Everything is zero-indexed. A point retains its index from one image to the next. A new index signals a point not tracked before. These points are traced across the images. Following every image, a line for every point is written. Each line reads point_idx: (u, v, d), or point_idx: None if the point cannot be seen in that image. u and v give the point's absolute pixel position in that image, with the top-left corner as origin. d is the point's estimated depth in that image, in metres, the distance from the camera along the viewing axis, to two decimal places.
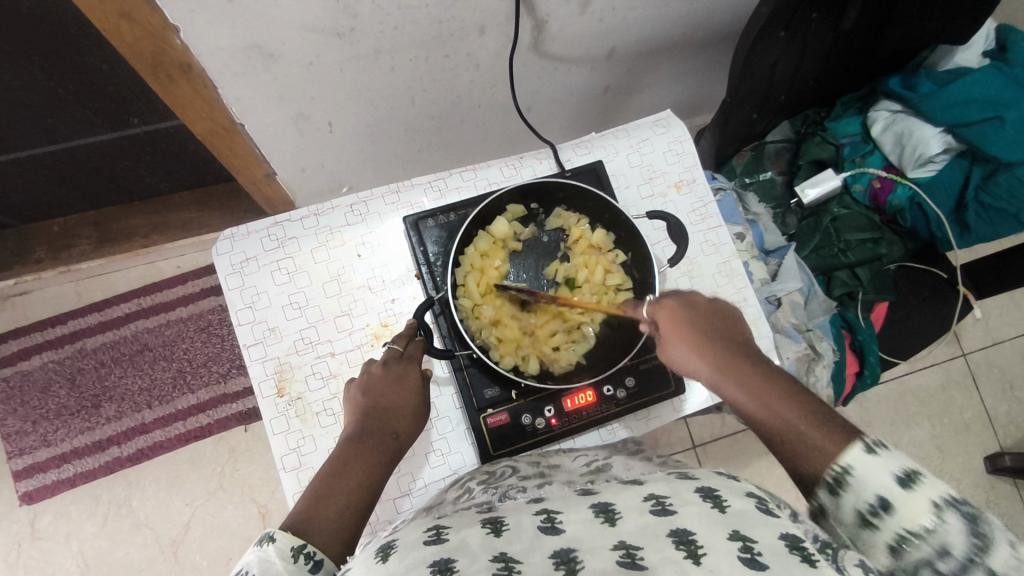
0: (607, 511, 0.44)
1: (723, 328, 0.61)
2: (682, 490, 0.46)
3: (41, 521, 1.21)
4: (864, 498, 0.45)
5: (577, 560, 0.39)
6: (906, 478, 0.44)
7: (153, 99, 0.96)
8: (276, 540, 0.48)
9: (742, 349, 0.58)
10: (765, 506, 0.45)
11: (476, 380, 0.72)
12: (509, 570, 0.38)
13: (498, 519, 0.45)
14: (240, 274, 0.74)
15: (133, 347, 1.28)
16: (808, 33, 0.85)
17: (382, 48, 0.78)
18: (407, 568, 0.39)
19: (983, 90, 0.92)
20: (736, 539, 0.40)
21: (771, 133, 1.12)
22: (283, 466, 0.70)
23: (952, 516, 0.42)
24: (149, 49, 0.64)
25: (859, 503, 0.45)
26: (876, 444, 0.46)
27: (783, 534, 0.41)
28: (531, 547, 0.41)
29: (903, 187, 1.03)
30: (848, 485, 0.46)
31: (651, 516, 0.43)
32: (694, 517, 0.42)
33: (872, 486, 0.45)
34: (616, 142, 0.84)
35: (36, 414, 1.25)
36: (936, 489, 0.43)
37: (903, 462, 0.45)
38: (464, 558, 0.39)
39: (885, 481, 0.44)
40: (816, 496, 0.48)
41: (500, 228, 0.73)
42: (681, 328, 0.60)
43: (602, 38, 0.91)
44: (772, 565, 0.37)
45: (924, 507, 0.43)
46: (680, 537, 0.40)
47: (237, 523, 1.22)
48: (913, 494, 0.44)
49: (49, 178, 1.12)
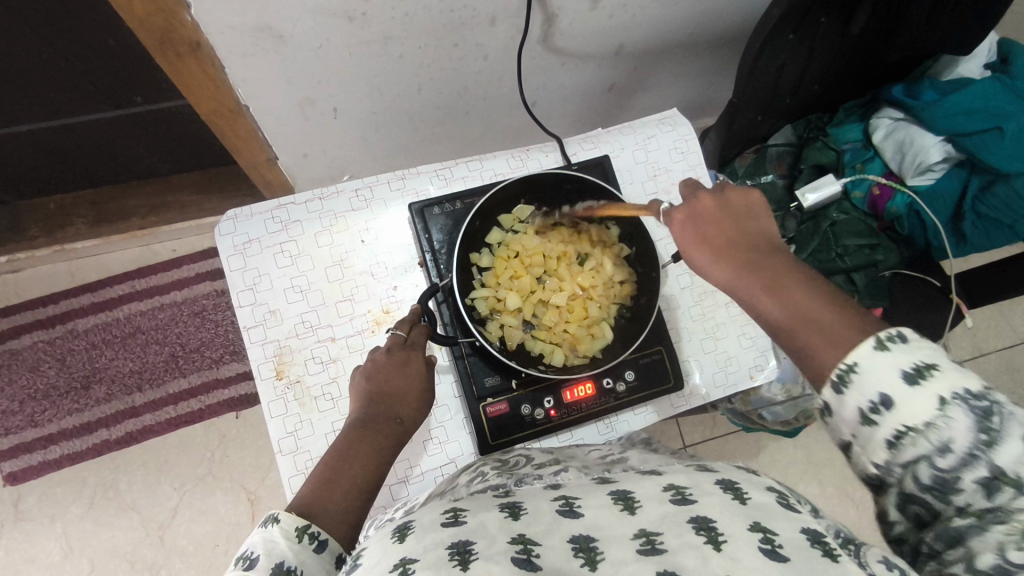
0: (626, 498, 0.44)
1: (741, 227, 0.54)
2: (702, 481, 0.47)
3: (26, 502, 1.19)
4: (866, 395, 0.42)
5: (597, 550, 0.39)
6: (915, 373, 0.40)
7: (158, 78, 0.96)
8: (280, 521, 0.48)
9: (773, 250, 0.52)
10: (786, 501, 0.45)
11: (477, 369, 0.72)
12: (526, 556, 0.38)
13: (515, 504, 0.45)
14: (242, 255, 0.74)
15: (125, 329, 1.27)
16: (817, 37, 0.86)
17: (392, 35, 0.77)
18: (422, 551, 0.38)
19: (984, 101, 0.94)
20: (757, 530, 0.40)
21: (774, 137, 1.14)
22: (281, 449, 0.70)
23: (957, 409, 0.39)
24: (159, 26, 0.63)
25: (861, 401, 0.42)
26: (891, 337, 0.42)
27: (805, 528, 0.42)
28: (547, 530, 0.41)
29: (902, 195, 1.04)
30: (853, 382, 0.42)
31: (671, 506, 0.43)
32: (715, 507, 0.43)
33: (875, 382, 0.41)
34: (622, 138, 0.84)
35: (24, 394, 1.23)
36: (947, 383, 0.40)
37: (914, 356, 0.41)
38: (483, 541, 0.39)
39: (890, 376, 0.41)
40: (820, 394, 0.45)
41: (496, 237, 0.74)
42: (712, 224, 0.54)
43: (610, 35, 0.92)
44: (793, 558, 0.38)
45: (928, 402, 0.40)
46: (700, 523, 0.41)
47: (225, 510, 1.21)
48: (919, 390, 0.40)
49: (48, 154, 1.10)
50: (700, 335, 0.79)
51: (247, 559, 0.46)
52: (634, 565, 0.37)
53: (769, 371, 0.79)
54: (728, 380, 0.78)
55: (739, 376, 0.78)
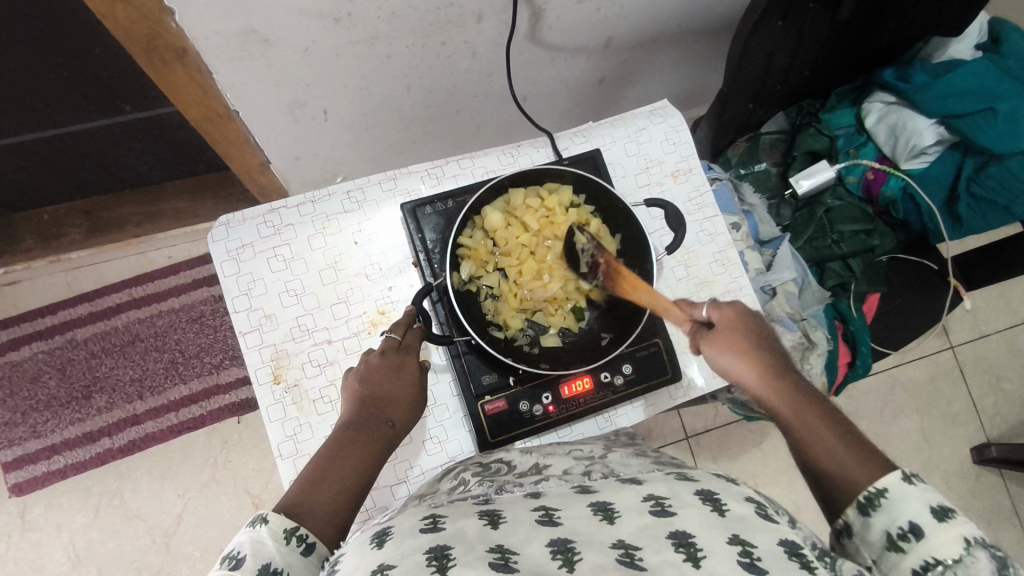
0: (606, 509, 0.44)
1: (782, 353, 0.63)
2: (682, 492, 0.47)
3: (32, 512, 1.20)
4: (895, 522, 0.48)
5: (575, 551, 0.39)
6: (940, 510, 0.47)
7: (147, 85, 0.95)
8: (269, 522, 0.49)
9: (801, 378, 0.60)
10: (765, 511, 0.45)
11: (473, 367, 0.71)
12: (504, 562, 0.38)
13: (495, 512, 0.45)
14: (236, 260, 0.74)
15: (124, 338, 1.27)
16: (805, 24, 0.85)
17: (379, 35, 0.77)
18: (400, 557, 0.39)
19: (975, 82, 0.93)
20: (736, 543, 0.40)
21: (766, 125, 1.13)
22: (281, 454, 0.70)
23: (981, 552, 0.45)
24: (144, 32, 0.63)
25: (890, 526, 0.49)
26: (915, 477, 0.50)
27: (783, 540, 0.42)
28: (524, 539, 0.41)
29: (896, 179, 1.04)
30: (880, 506, 0.50)
31: (650, 517, 0.43)
32: (694, 520, 0.43)
33: (905, 512, 0.48)
34: (613, 131, 0.84)
35: (26, 405, 1.24)
36: (969, 526, 0.46)
37: (937, 496, 0.48)
38: (460, 547, 0.40)
39: (920, 508, 0.48)
40: (844, 518, 0.52)
41: (495, 221, 0.71)
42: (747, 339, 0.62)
43: (599, 28, 0.91)
44: (771, 570, 0.38)
45: (954, 540, 0.46)
46: (680, 539, 0.40)
47: (229, 515, 1.22)
48: (944, 525, 0.47)
49: (40, 165, 1.10)
50: None
51: (232, 559, 0.46)
52: (613, 572, 0.37)
53: None
54: None
55: None
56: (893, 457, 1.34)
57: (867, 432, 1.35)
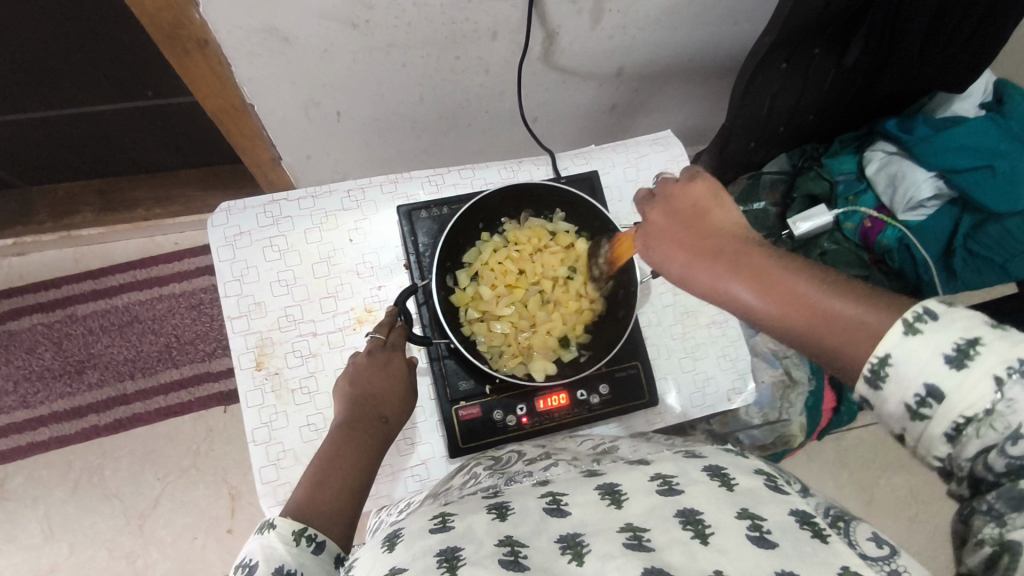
0: (613, 492, 0.45)
1: (717, 219, 0.52)
2: (689, 468, 0.47)
3: (12, 481, 1.21)
4: (910, 390, 0.40)
5: (584, 544, 0.40)
6: (958, 355, 0.39)
7: (170, 72, 0.99)
8: (276, 528, 0.52)
9: (744, 240, 0.50)
10: (774, 483, 0.46)
11: (452, 372, 0.72)
12: (513, 557, 0.39)
13: (504, 506, 0.45)
14: (232, 246, 0.76)
15: (123, 318, 1.29)
16: (810, 68, 0.87)
17: (395, 43, 0.80)
18: (411, 560, 0.39)
19: (977, 139, 0.94)
20: (744, 517, 0.41)
21: (769, 164, 1.16)
22: (254, 439, 0.71)
23: (1016, 389, 0.37)
24: (170, 20, 0.66)
25: (906, 395, 0.40)
26: (919, 316, 0.40)
27: (794, 509, 0.42)
28: (533, 531, 0.41)
29: (894, 229, 1.04)
30: (890, 376, 0.41)
31: (658, 496, 0.43)
32: (701, 497, 0.43)
33: (920, 374, 0.39)
34: (614, 155, 0.85)
35: (19, 374, 1.26)
36: (996, 359, 0.37)
37: (955, 335, 0.39)
38: (471, 546, 0.40)
39: (934, 364, 0.39)
40: (860, 392, 0.43)
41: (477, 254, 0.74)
42: (671, 239, 0.54)
43: (610, 56, 0.93)
44: (781, 543, 0.39)
45: (980, 386, 0.38)
46: (687, 516, 0.41)
47: (206, 503, 1.22)
48: (966, 373, 0.38)
49: (61, 142, 1.14)
50: (679, 355, 0.78)
51: (245, 567, 0.49)
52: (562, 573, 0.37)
53: (746, 395, 0.78)
54: (706, 401, 0.77)
55: (716, 398, 0.78)
56: (879, 509, 1.32)
57: (857, 482, 1.33)
